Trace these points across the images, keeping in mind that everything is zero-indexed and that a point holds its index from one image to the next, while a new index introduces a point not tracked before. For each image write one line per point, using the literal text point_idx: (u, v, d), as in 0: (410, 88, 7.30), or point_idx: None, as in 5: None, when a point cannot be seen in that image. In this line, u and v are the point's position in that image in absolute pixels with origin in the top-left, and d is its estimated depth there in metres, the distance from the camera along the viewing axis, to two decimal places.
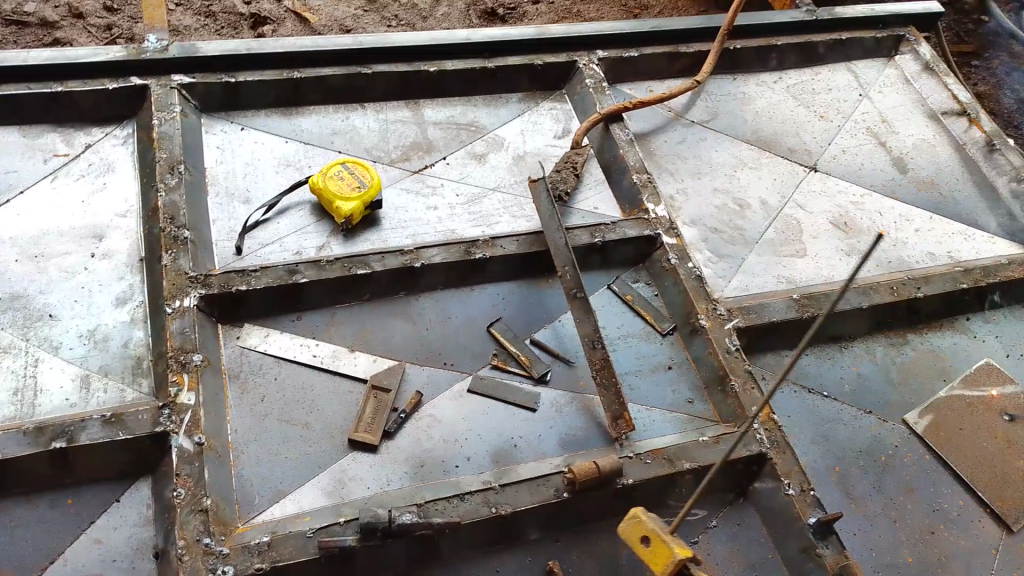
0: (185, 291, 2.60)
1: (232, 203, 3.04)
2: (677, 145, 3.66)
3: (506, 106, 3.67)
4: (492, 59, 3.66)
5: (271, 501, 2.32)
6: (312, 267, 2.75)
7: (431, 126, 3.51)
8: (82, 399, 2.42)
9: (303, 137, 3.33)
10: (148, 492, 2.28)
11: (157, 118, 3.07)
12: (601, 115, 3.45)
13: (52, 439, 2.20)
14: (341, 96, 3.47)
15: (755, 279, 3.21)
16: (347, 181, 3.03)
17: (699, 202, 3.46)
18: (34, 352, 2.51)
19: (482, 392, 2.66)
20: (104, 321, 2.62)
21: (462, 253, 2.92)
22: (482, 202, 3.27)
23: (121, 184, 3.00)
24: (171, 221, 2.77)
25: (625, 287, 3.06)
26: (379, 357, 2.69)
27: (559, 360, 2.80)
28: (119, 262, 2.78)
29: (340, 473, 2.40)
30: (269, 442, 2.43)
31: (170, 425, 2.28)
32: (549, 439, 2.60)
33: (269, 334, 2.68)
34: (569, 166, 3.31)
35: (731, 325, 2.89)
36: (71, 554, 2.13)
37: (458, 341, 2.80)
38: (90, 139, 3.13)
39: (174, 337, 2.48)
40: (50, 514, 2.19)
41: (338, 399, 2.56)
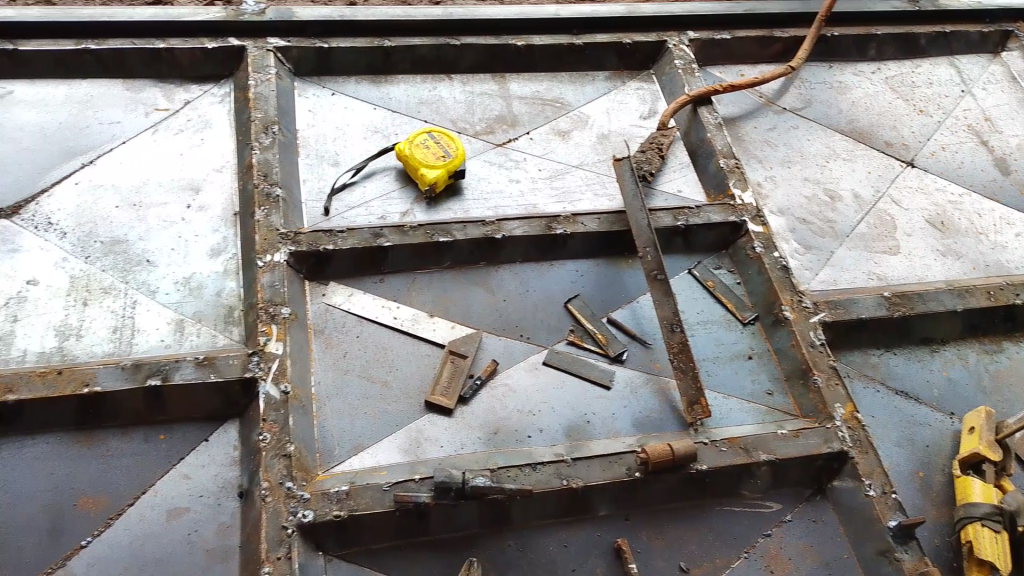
0: (276, 247, 2.68)
1: (321, 165, 3.09)
2: (767, 132, 3.58)
3: (593, 84, 3.64)
4: (580, 36, 3.64)
5: (350, 453, 2.37)
6: (396, 231, 2.81)
7: (517, 100, 3.51)
8: (176, 341, 2.52)
9: (391, 105, 3.37)
10: (235, 435, 2.36)
11: (254, 79, 3.15)
12: (691, 96, 3.39)
13: (148, 377, 2.30)
14: (430, 66, 3.49)
15: (842, 273, 3.13)
16: (432, 150, 3.07)
17: (788, 190, 3.39)
18: (132, 295, 2.62)
19: (559, 366, 2.67)
20: (199, 270, 2.72)
21: (544, 227, 2.93)
22: (564, 178, 3.26)
23: (218, 141, 3.10)
24: (265, 178, 2.86)
25: (708, 273, 3.02)
26: (458, 324, 2.72)
27: (636, 340, 2.79)
28: (215, 215, 2.88)
29: (417, 433, 2.44)
30: (349, 397, 2.49)
31: (259, 373, 2.36)
32: (624, 418, 2.59)
33: (353, 294, 2.73)
34: (655, 147, 3.28)
35: (816, 319, 2.85)
36: (163, 487, 2.22)
37: (535, 315, 2.81)
38: (189, 96, 3.22)
39: (265, 290, 2.57)
40: (144, 446, 2.28)
41: (417, 361, 2.61)
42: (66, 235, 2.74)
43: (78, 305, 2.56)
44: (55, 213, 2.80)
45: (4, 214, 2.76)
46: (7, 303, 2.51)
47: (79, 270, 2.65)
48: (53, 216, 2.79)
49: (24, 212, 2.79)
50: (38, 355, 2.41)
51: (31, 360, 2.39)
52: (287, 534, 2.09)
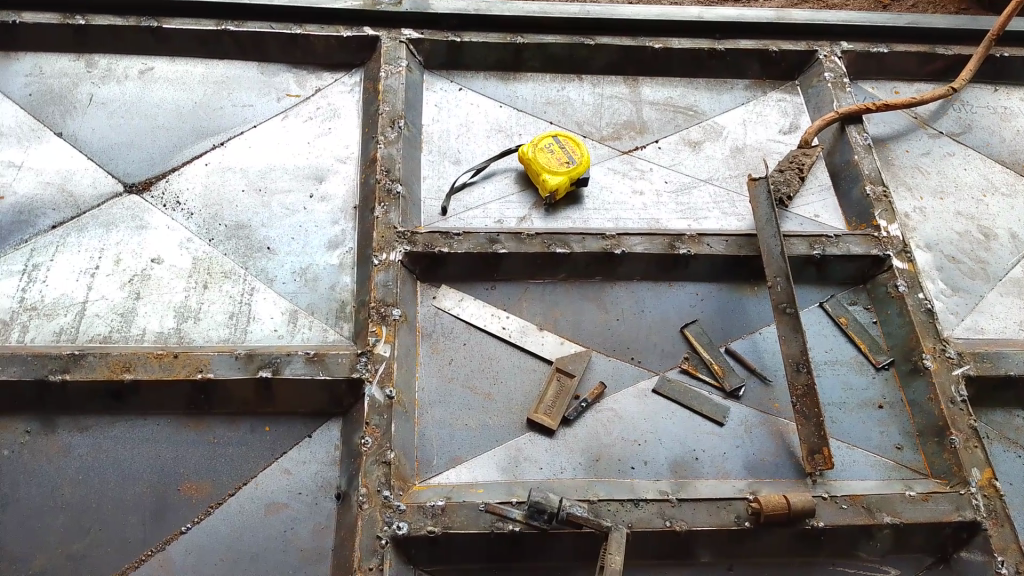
0: (393, 245, 2.67)
1: (443, 163, 3.06)
2: (920, 156, 3.28)
3: (730, 93, 3.44)
4: (722, 42, 3.44)
5: (447, 465, 2.33)
6: (512, 239, 2.73)
7: (648, 106, 3.35)
8: (289, 332, 2.55)
9: (517, 104, 3.29)
10: (337, 434, 2.37)
11: (384, 71, 3.14)
12: (838, 114, 3.14)
13: (260, 368, 2.33)
14: (561, 66, 3.39)
15: (992, 321, 2.83)
16: (557, 155, 2.97)
17: (937, 223, 3.09)
18: (251, 281, 2.67)
19: (668, 395, 2.54)
20: (316, 262, 2.74)
21: (665, 246, 2.78)
22: (691, 193, 3.09)
23: (345, 131, 3.11)
24: (387, 174, 2.85)
25: (840, 308, 2.79)
26: (566, 340, 2.63)
27: (755, 375, 2.61)
28: (336, 207, 2.89)
29: (516, 451, 2.37)
30: (452, 406, 2.45)
31: (366, 374, 2.36)
32: (735, 458, 2.43)
33: (463, 299, 2.68)
34: (795, 166, 3.05)
35: (961, 372, 2.57)
36: (263, 479, 2.25)
37: (649, 337, 2.67)
38: (321, 84, 3.24)
39: (378, 288, 2.55)
40: (248, 436, 2.32)
41: (522, 375, 2.53)
42: (193, 215, 2.81)
43: (198, 288, 2.62)
44: (185, 193, 2.87)
45: (135, 189, 2.86)
46: (133, 279, 2.61)
47: (202, 251, 2.72)
48: (182, 195, 2.86)
49: (153, 188, 2.87)
50: (155, 335, 2.49)
51: (148, 339, 2.48)
52: (381, 544, 2.08)
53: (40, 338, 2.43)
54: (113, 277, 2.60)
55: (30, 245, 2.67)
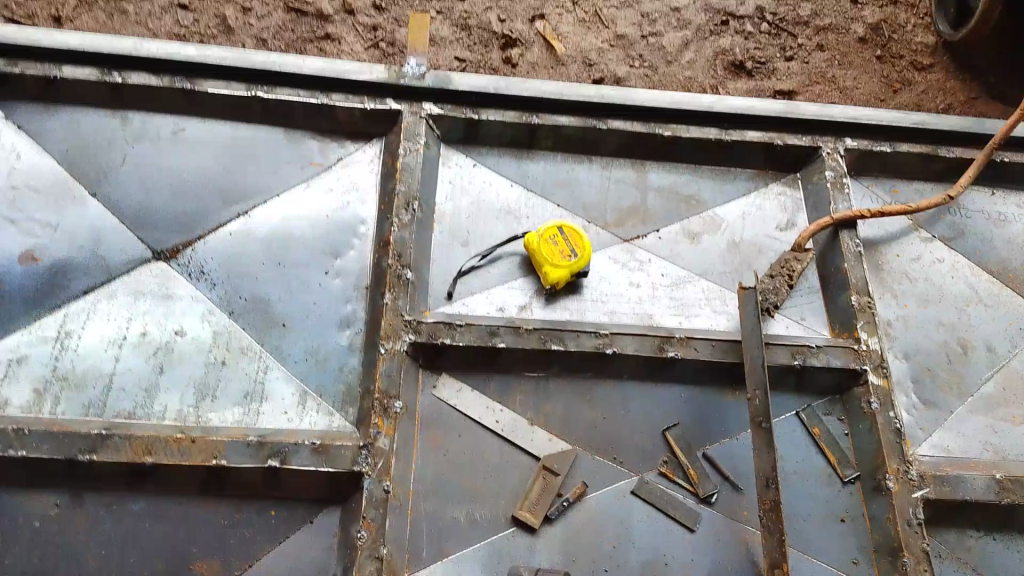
0: (399, 334, 2.83)
1: (453, 245, 3.21)
2: (909, 262, 3.42)
3: (732, 183, 3.57)
4: (730, 131, 3.53)
5: (434, 557, 2.55)
6: (512, 332, 2.89)
7: (653, 193, 3.49)
8: (298, 416, 2.75)
9: (528, 184, 3.43)
10: (336, 521, 2.57)
11: (404, 148, 3.27)
12: (832, 220, 3.27)
13: (269, 456, 2.52)
14: (572, 147, 3.51)
15: (958, 439, 2.99)
16: (561, 248, 3.10)
17: (917, 333, 3.23)
18: (265, 359, 2.85)
19: (645, 497, 2.73)
20: (327, 341, 2.92)
21: (655, 347, 2.93)
22: (685, 287, 3.26)
23: (362, 206, 3.25)
24: (398, 259, 3.00)
25: (814, 418, 2.97)
26: (556, 437, 2.81)
27: (728, 482, 2.81)
28: (349, 284, 3.06)
29: (500, 548, 2.59)
30: (445, 499, 2.65)
31: (366, 467, 2.56)
32: (701, 565, 2.64)
33: (462, 388, 2.86)
34: (785, 272, 3.24)
35: (920, 493, 2.74)
36: (267, 562, 2.48)
37: (632, 437, 2.86)
38: (344, 153, 3.38)
39: (382, 378, 2.73)
40: (255, 519, 2.53)
41: (512, 471, 2.73)
42: (215, 286, 2.98)
43: (216, 365, 2.81)
44: (208, 262, 3.02)
45: (163, 256, 3.01)
46: (157, 352, 2.81)
47: (222, 324, 2.90)
48: (206, 265, 3.01)
49: (179, 257, 3.02)
50: (175, 413, 2.71)
51: (168, 417, 2.69)
52: None
53: (70, 411, 2.66)
54: (139, 349, 2.81)
55: (63, 311, 2.85)
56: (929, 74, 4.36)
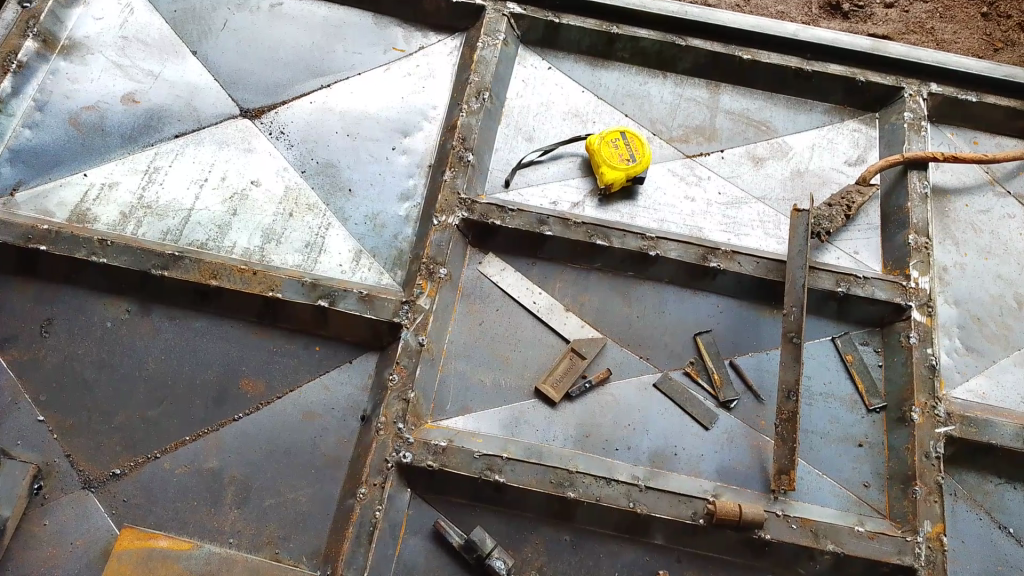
0: (453, 209, 2.97)
1: (516, 138, 3.33)
2: (978, 214, 3.33)
3: (808, 114, 3.52)
4: (812, 62, 3.48)
5: (457, 412, 2.72)
6: (559, 222, 2.96)
7: (723, 114, 3.49)
8: (351, 270, 2.95)
9: (599, 92, 3.49)
10: (372, 366, 2.76)
11: (482, 41, 3.37)
12: (904, 158, 3.19)
13: (320, 297, 2.72)
14: (649, 60, 3.53)
15: (995, 388, 2.96)
16: (620, 152, 3.16)
17: (973, 282, 3.17)
18: (329, 217, 3.05)
19: (666, 392, 2.82)
20: (386, 210, 3.09)
21: (699, 257, 2.96)
22: (741, 208, 3.26)
23: (435, 92, 3.38)
24: (462, 142, 3.12)
25: (849, 346, 2.98)
26: (587, 325, 2.93)
27: (750, 392, 2.86)
28: (413, 162, 3.21)
29: (520, 413, 2.74)
30: (474, 362, 2.81)
31: (405, 321, 2.73)
32: (710, 460, 2.73)
33: (505, 269, 2.99)
34: (844, 203, 3.16)
35: (943, 430, 2.75)
36: (306, 390, 2.70)
37: (662, 337, 2.94)
38: (425, 42, 3.51)
39: (432, 247, 2.88)
40: (301, 351, 2.76)
41: (540, 348, 2.85)
42: (292, 147, 3.18)
43: (285, 215, 3.03)
44: (289, 124, 3.23)
45: (249, 114, 3.23)
46: (234, 197, 3.04)
47: (294, 182, 3.10)
48: (287, 127, 3.22)
49: (264, 116, 3.24)
50: (243, 250, 2.94)
51: (236, 253, 2.93)
52: (387, 466, 2.51)
53: (151, 234, 2.93)
54: (217, 191, 3.04)
55: (155, 149, 3.11)
56: None
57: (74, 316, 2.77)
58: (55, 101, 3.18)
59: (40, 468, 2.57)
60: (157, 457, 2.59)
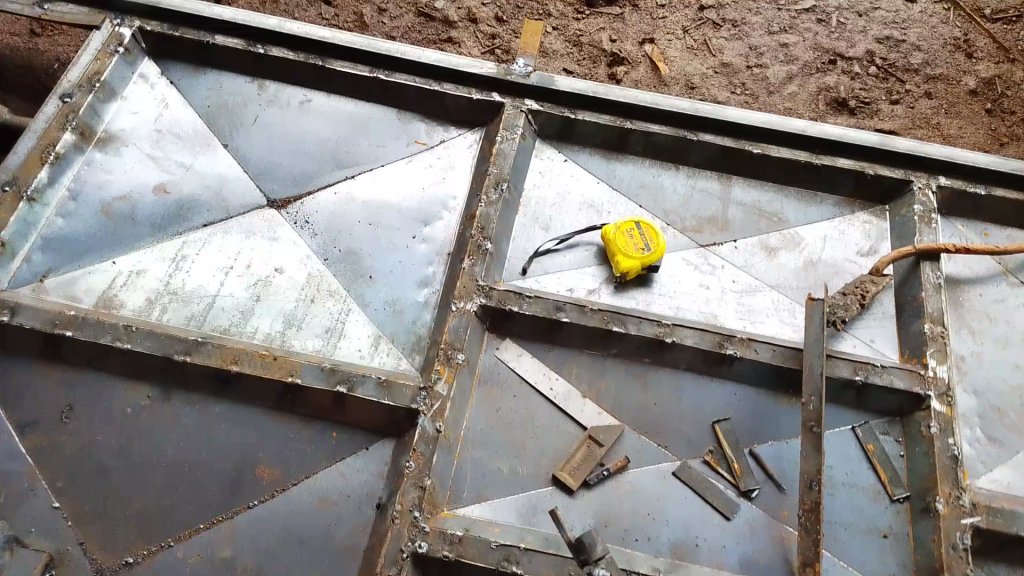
0: (471, 295, 3.02)
1: (533, 227, 3.42)
2: (992, 303, 3.34)
3: (818, 205, 3.61)
4: (820, 156, 3.59)
5: (474, 500, 2.69)
6: (576, 308, 3.00)
7: (735, 205, 3.58)
8: (370, 355, 2.98)
9: (614, 183, 3.60)
10: (389, 451, 2.75)
11: (501, 135, 3.51)
12: (914, 249, 3.25)
13: (339, 382, 2.76)
14: (662, 153, 3.65)
15: (1022, 479, 2.86)
16: (635, 241, 3.23)
17: (992, 372, 3.13)
18: (349, 303, 3.11)
19: (686, 481, 2.79)
20: (405, 296, 3.15)
21: (714, 343, 2.97)
22: (755, 297, 3.30)
23: (455, 182, 3.50)
24: (481, 230, 3.20)
25: (871, 435, 2.94)
26: (604, 412, 2.91)
27: (772, 481, 2.82)
28: (433, 249, 3.29)
29: (537, 501, 2.70)
30: (491, 449, 2.80)
31: (423, 407, 2.74)
32: (732, 553, 2.67)
33: (522, 354, 3.01)
34: (858, 292, 3.20)
35: (970, 521, 2.65)
36: (321, 477, 2.70)
37: (680, 424, 2.91)
38: (446, 137, 3.66)
39: (449, 332, 2.92)
40: (317, 436, 2.76)
41: (557, 434, 2.84)
42: (316, 236, 3.29)
43: (306, 302, 3.10)
44: (313, 214, 3.35)
45: (275, 205, 3.37)
46: (257, 284, 3.13)
47: (317, 269, 3.19)
48: (311, 217, 3.34)
49: (291, 207, 3.37)
50: (264, 335, 3.00)
51: (258, 338, 2.99)
52: (402, 557, 2.47)
53: (175, 320, 3.00)
54: (242, 279, 3.14)
55: (183, 238, 3.23)
56: None
57: (94, 403, 2.80)
58: (88, 190, 3.32)
59: (53, 556, 2.59)
60: (170, 545, 2.61)
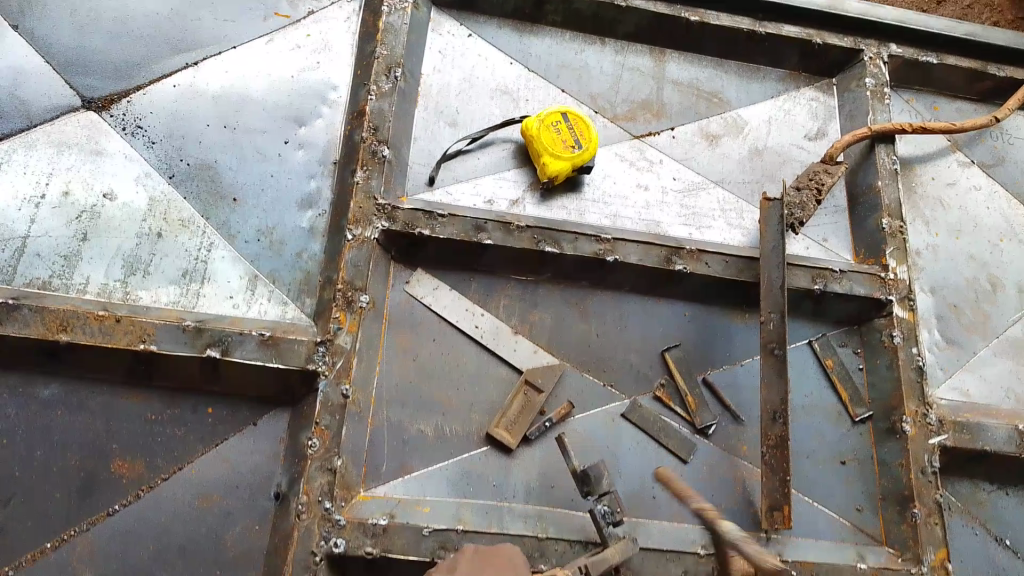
0: (370, 220, 2.41)
1: (437, 123, 2.78)
2: (945, 188, 3.06)
3: (761, 82, 3.15)
4: (764, 23, 3.09)
5: (394, 474, 2.23)
6: (500, 228, 2.47)
7: (671, 86, 3.05)
8: (245, 303, 2.37)
9: (529, 62, 2.97)
10: (284, 425, 2.25)
11: (387, 6, 2.78)
12: (871, 131, 2.89)
13: (208, 345, 2.15)
14: (584, 23, 3.03)
15: (979, 384, 2.74)
16: (562, 137, 2.66)
17: (948, 265, 2.91)
18: (210, 236, 2.44)
19: (638, 424, 2.43)
20: (284, 221, 2.51)
21: (661, 259, 2.53)
22: (699, 196, 2.87)
23: (334, 68, 2.78)
24: (374, 133, 2.55)
25: (829, 349, 2.66)
26: (541, 349, 2.47)
27: (728, 413, 2.51)
28: (314, 159, 2.63)
29: (470, 467, 2.28)
30: (411, 408, 2.31)
31: (323, 367, 2.20)
32: (692, 499, 2.38)
33: (439, 287, 2.47)
34: (813, 185, 2.80)
35: (937, 441, 2.48)
36: (201, 464, 2.15)
37: (627, 357, 2.52)
38: (315, 6, 2.86)
39: (347, 268, 2.33)
40: (189, 415, 2.20)
41: (487, 383, 2.39)
42: (154, 145, 2.52)
43: (151, 237, 2.40)
44: (146, 115, 2.55)
45: (94, 105, 2.53)
46: (81, 217, 2.38)
47: (160, 191, 2.47)
48: (144, 118, 2.54)
49: (114, 107, 2.54)
50: (99, 288, 2.31)
51: (90, 291, 2.30)
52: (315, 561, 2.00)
53: None
54: (59, 210, 2.38)
55: None
56: None
57: None
58: None
59: None
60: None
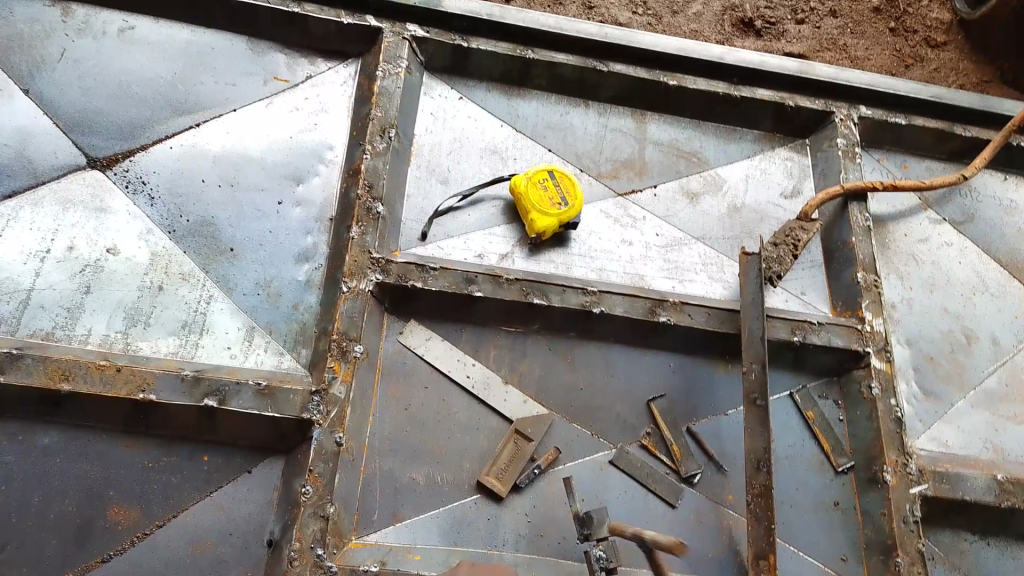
0: (364, 272, 2.50)
1: (430, 181, 2.90)
2: (917, 243, 3.19)
3: (738, 142, 3.30)
4: (740, 87, 3.25)
5: (387, 521, 2.27)
6: (490, 281, 2.57)
7: (652, 146, 3.19)
8: (242, 354, 2.45)
9: (518, 124, 3.12)
10: (278, 473, 2.29)
11: (382, 70, 2.91)
12: (843, 189, 3.01)
13: (206, 395, 2.21)
14: (569, 87, 3.19)
15: (957, 433, 2.82)
16: (550, 195, 2.78)
17: (922, 318, 3.02)
18: (210, 288, 2.52)
19: (625, 471, 2.49)
20: (282, 274, 2.60)
21: (646, 311, 2.63)
22: (681, 250, 2.99)
23: (331, 128, 2.91)
24: (369, 190, 2.66)
25: (809, 401, 2.74)
26: (530, 398, 2.53)
27: (713, 462, 2.57)
28: (311, 215, 2.73)
29: (462, 514, 2.32)
30: (403, 457, 2.36)
31: (317, 416, 2.26)
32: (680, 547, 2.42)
33: (430, 338, 2.55)
34: (790, 241, 2.92)
35: (918, 489, 2.57)
36: (195, 512, 2.19)
37: (613, 406, 2.59)
38: (313, 71, 3.00)
39: (342, 320, 2.41)
40: (184, 463, 2.24)
41: (476, 432, 2.45)
42: (155, 201, 2.62)
43: (152, 290, 2.48)
44: (149, 174, 2.65)
45: (99, 164, 2.62)
46: (85, 270, 2.45)
47: (161, 246, 2.55)
48: (147, 176, 2.64)
49: (117, 166, 2.64)
50: (101, 338, 2.37)
51: (92, 342, 2.36)
52: None
53: None
54: (63, 264, 2.45)
55: None
56: (942, 52, 4.14)
57: None
58: None
59: None
60: None
